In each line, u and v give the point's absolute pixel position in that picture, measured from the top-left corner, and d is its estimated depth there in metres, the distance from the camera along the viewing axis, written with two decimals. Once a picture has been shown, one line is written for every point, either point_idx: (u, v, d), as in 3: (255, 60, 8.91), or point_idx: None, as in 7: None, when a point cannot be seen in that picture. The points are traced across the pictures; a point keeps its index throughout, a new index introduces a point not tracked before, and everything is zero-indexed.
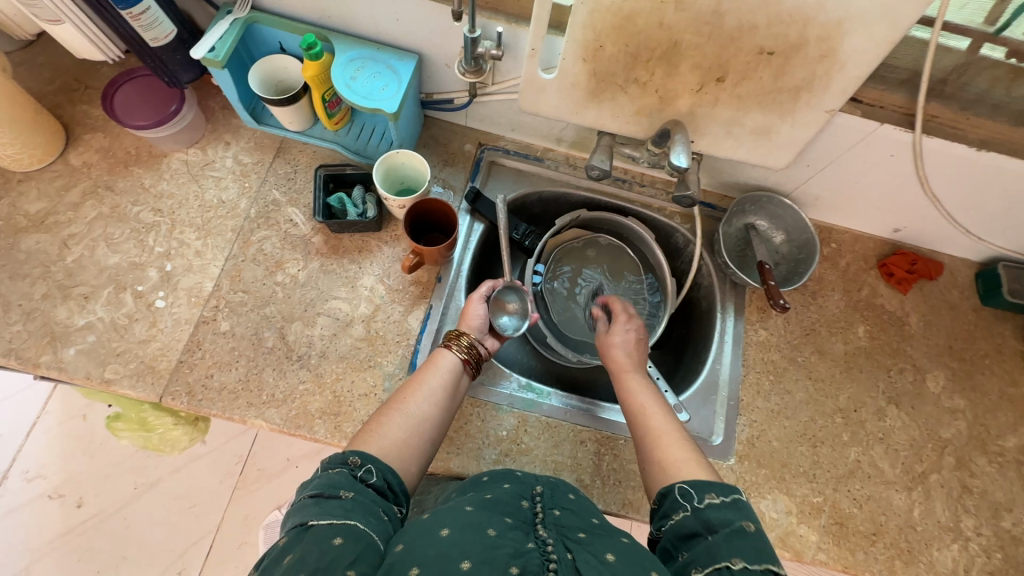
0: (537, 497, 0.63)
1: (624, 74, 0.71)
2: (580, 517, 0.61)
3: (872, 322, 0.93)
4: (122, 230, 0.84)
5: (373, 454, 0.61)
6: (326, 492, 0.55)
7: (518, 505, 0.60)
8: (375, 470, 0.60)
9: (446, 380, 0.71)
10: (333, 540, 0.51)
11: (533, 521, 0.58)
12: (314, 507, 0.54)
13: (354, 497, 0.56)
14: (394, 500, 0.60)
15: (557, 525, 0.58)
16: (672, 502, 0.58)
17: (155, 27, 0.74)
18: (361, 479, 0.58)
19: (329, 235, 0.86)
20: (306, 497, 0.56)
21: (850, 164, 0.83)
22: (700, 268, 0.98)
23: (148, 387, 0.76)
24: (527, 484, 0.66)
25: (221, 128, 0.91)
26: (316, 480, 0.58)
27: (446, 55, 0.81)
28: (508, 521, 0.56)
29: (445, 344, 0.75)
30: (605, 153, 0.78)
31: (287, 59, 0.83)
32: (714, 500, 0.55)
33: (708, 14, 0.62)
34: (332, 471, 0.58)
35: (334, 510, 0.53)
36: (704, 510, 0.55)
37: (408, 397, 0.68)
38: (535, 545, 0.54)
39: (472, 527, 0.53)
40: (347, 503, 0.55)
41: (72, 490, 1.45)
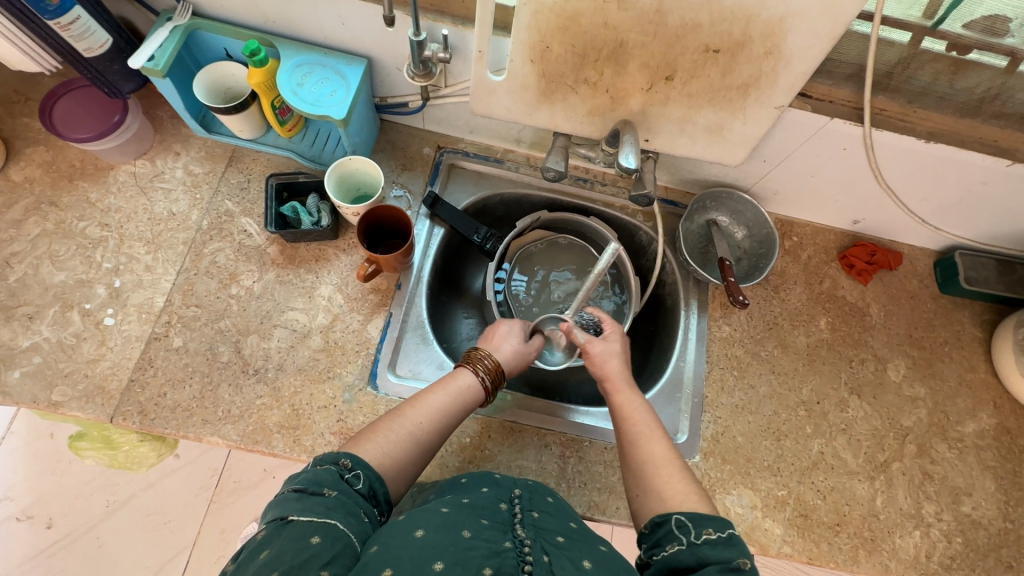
0: (516, 499, 0.63)
1: (573, 74, 0.70)
2: (560, 520, 0.61)
3: (834, 314, 0.94)
4: (67, 247, 0.81)
5: (366, 459, 0.60)
6: (309, 489, 0.54)
7: (496, 508, 0.59)
8: (364, 476, 0.58)
9: (459, 403, 0.69)
10: (310, 538, 0.49)
11: (511, 521, 0.58)
12: (296, 502, 0.53)
13: (338, 495, 0.54)
14: (379, 504, 0.58)
15: (535, 527, 0.58)
16: (668, 532, 0.56)
17: (87, 37, 0.70)
18: (348, 480, 0.57)
19: (285, 245, 0.85)
20: (289, 491, 0.55)
21: (804, 159, 0.83)
22: (664, 265, 0.98)
23: (98, 408, 0.74)
24: (507, 487, 0.66)
25: (170, 138, 0.89)
26: (301, 475, 0.56)
27: (396, 60, 0.80)
28: (484, 522, 0.55)
29: (470, 365, 0.72)
30: (560, 154, 0.78)
31: (234, 66, 0.81)
32: (711, 536, 0.54)
33: (651, 13, 0.62)
34: (319, 468, 0.57)
35: (314, 508, 0.52)
36: (699, 545, 0.54)
37: (419, 417, 0.65)
38: (511, 544, 0.53)
39: (444, 530, 0.52)
40: (329, 502, 0.53)
41: (41, 511, 1.42)
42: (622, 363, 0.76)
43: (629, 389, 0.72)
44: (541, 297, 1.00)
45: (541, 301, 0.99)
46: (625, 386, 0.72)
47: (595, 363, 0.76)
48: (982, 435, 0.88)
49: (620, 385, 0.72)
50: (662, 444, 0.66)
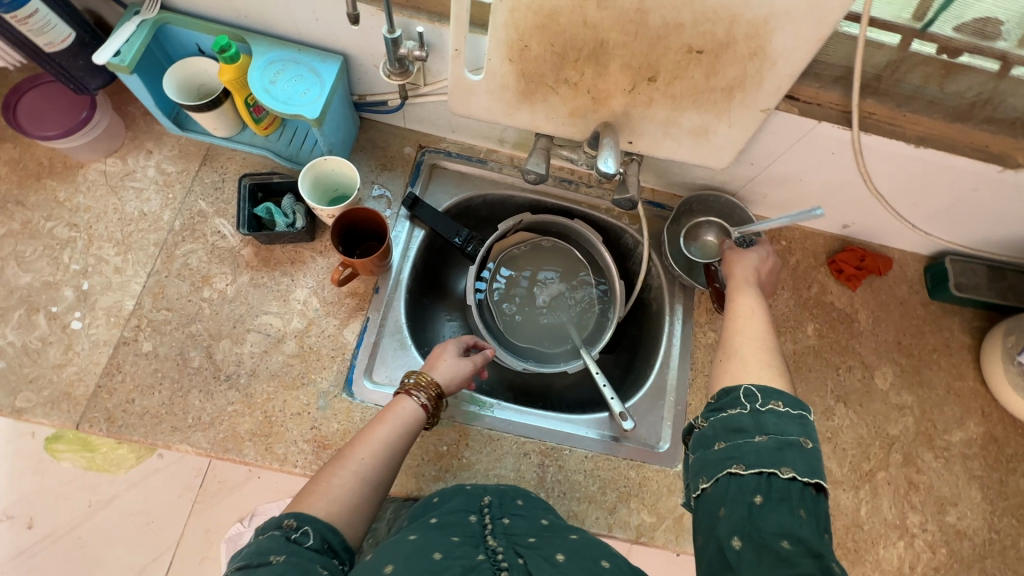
0: (485, 508, 0.61)
1: (554, 75, 0.68)
2: (530, 520, 0.60)
3: (822, 321, 0.92)
4: (34, 248, 0.79)
5: (313, 514, 0.55)
6: (254, 562, 0.50)
7: (466, 521, 0.58)
8: (313, 531, 0.54)
9: (406, 434, 0.65)
10: None
11: (483, 533, 0.57)
12: None
13: (288, 558, 0.50)
14: (338, 558, 0.54)
15: (507, 534, 0.57)
16: (733, 399, 0.57)
17: (47, 31, 0.68)
18: (297, 540, 0.53)
19: (259, 246, 0.82)
20: (235, 571, 0.50)
21: (792, 163, 0.81)
22: (650, 269, 0.96)
23: (63, 415, 0.72)
24: (476, 494, 0.64)
25: (142, 136, 0.86)
26: (245, 550, 0.52)
27: (373, 57, 0.77)
28: (454, 539, 0.54)
29: (408, 390, 0.68)
30: (541, 155, 0.76)
31: (206, 62, 0.78)
32: (779, 407, 0.55)
33: (631, 12, 0.59)
34: (263, 537, 0.53)
35: None
36: (763, 414, 0.55)
37: (364, 454, 0.61)
38: (485, 556, 0.53)
39: (416, 556, 0.51)
40: (278, 569, 0.49)
41: (21, 511, 1.40)
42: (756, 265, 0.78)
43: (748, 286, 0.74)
44: (525, 300, 0.98)
45: (525, 304, 0.98)
46: (744, 283, 0.74)
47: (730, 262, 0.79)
48: (970, 444, 0.87)
49: (743, 284, 0.74)
50: (759, 326, 0.68)
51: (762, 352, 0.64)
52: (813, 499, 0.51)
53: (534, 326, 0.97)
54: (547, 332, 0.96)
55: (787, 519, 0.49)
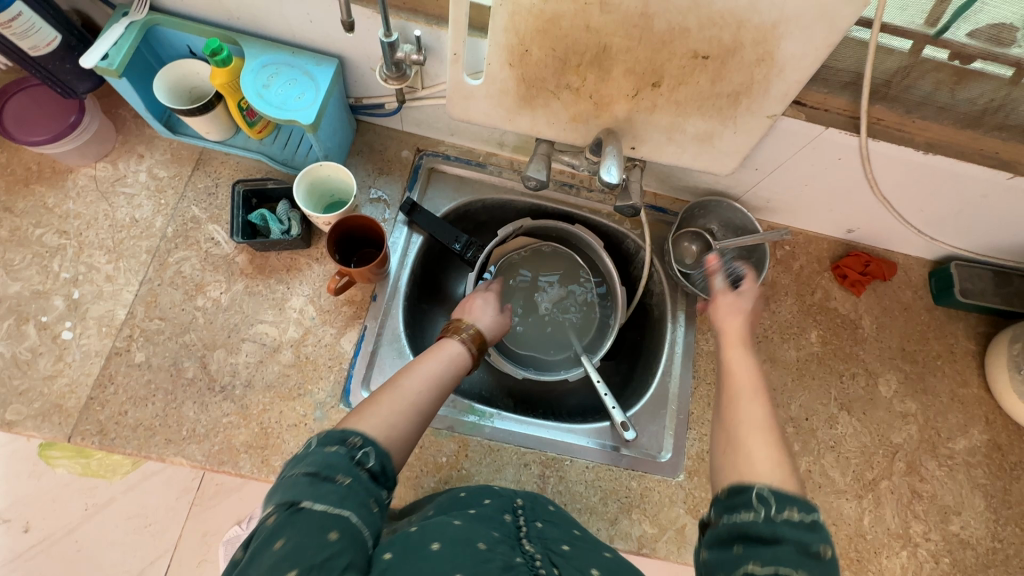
0: (519, 510, 0.62)
1: (555, 80, 0.67)
2: (563, 529, 0.60)
3: (825, 327, 0.91)
4: (23, 255, 0.77)
5: (376, 434, 0.52)
6: (321, 473, 0.47)
7: (503, 519, 0.58)
8: (376, 454, 0.50)
9: (451, 364, 0.64)
10: (328, 535, 0.44)
11: (517, 534, 0.57)
12: (307, 486, 0.46)
13: (353, 483, 0.47)
14: (391, 486, 0.51)
15: (541, 538, 0.57)
16: (746, 500, 0.46)
17: (32, 34, 0.66)
18: (360, 460, 0.49)
19: (254, 253, 0.81)
20: (299, 474, 0.47)
21: (797, 168, 0.80)
22: (652, 274, 0.94)
23: (55, 427, 0.70)
24: (508, 497, 0.65)
25: (133, 139, 0.84)
26: (308, 454, 0.48)
27: (369, 60, 0.75)
28: (496, 534, 0.54)
29: (456, 335, 0.69)
30: (542, 161, 0.74)
31: (198, 64, 0.76)
32: (796, 518, 0.44)
33: (635, 16, 0.58)
34: (328, 449, 0.49)
35: (329, 497, 0.45)
36: (778, 521, 0.44)
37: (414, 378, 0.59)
38: (522, 559, 0.52)
39: (460, 542, 0.50)
40: (343, 490, 0.46)
41: (17, 514, 1.40)
42: (748, 322, 0.63)
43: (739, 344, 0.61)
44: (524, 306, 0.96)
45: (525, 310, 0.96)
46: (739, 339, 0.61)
47: (716, 313, 0.65)
48: (974, 452, 0.86)
49: (733, 339, 0.61)
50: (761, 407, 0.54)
51: (762, 407, 0.54)
52: None
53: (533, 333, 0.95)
54: (547, 340, 0.95)
55: None
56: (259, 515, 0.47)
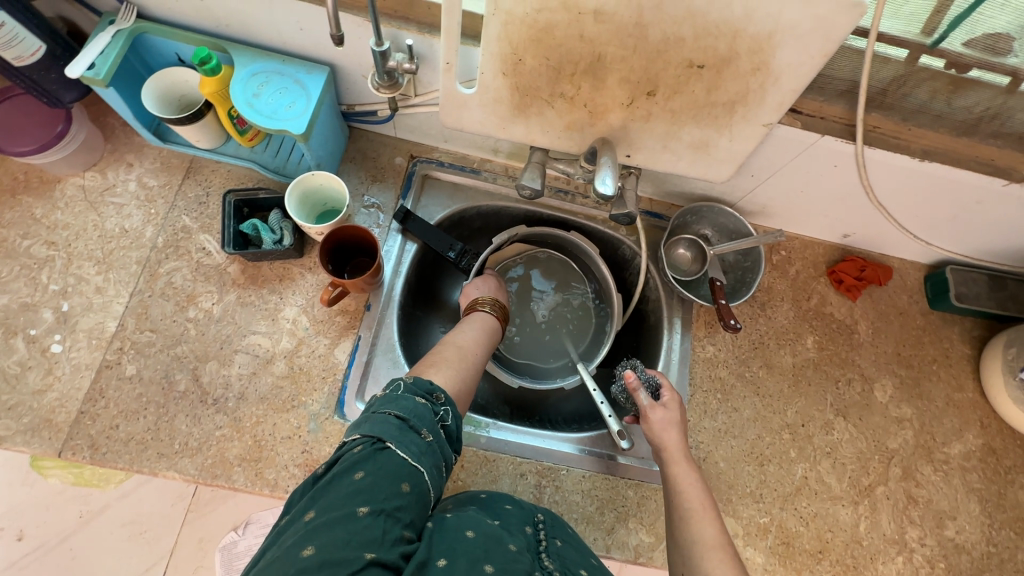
0: (540, 524, 0.64)
1: (549, 88, 0.66)
2: (581, 553, 0.63)
3: (821, 332, 0.91)
4: (10, 267, 0.76)
5: (451, 396, 0.62)
6: (411, 422, 0.55)
7: (524, 530, 0.62)
8: (452, 418, 0.60)
9: (484, 330, 0.77)
10: (402, 485, 0.52)
11: (537, 548, 0.60)
12: (397, 429, 0.54)
13: (431, 441, 0.56)
14: (454, 453, 0.60)
15: (559, 557, 0.60)
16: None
17: (14, 45, 0.64)
18: (439, 421, 0.58)
19: (246, 263, 0.80)
20: (392, 415, 0.55)
21: (793, 174, 0.79)
22: (648, 280, 0.94)
23: (45, 443, 0.69)
24: (529, 510, 0.66)
25: (122, 148, 0.83)
26: (402, 401, 0.57)
27: (361, 67, 0.74)
28: (522, 541, 0.59)
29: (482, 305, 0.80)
30: (536, 170, 0.74)
31: (187, 72, 0.75)
32: None
33: (630, 26, 0.57)
34: (418, 401, 0.58)
35: (412, 447, 0.54)
36: None
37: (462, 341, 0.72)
38: (541, 574, 0.56)
39: (493, 539, 0.56)
40: (422, 445, 0.55)
41: (10, 523, 1.39)
42: (682, 435, 0.70)
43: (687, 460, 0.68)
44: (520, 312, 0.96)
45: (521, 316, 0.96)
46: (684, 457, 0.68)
47: (652, 431, 0.71)
48: (968, 457, 0.87)
49: (677, 456, 0.68)
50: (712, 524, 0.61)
51: (713, 524, 0.61)
52: None
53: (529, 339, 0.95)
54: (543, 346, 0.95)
55: None
56: (343, 442, 0.55)
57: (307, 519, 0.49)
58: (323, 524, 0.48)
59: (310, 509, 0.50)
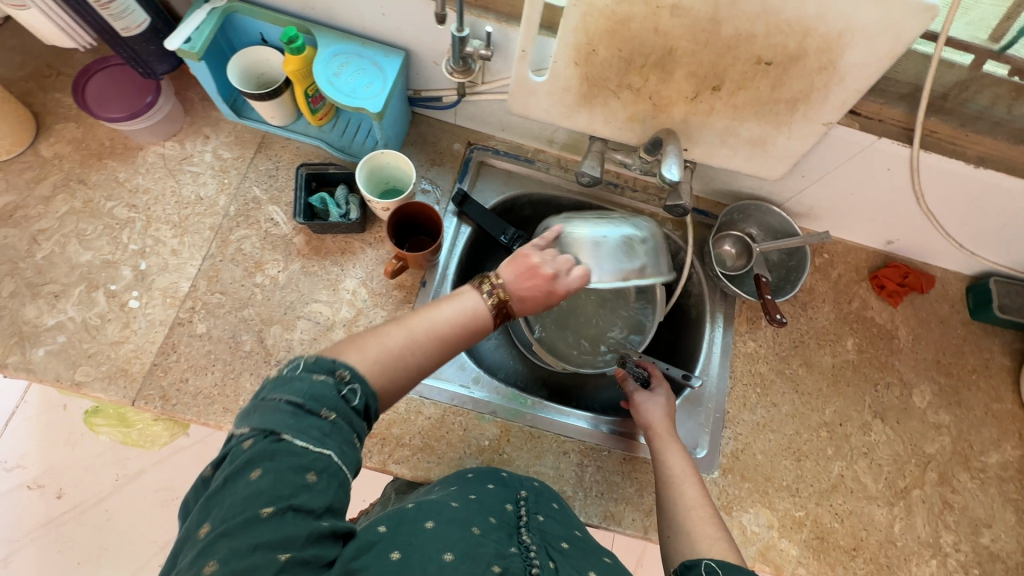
0: (522, 501, 0.64)
1: (617, 79, 0.69)
2: (564, 527, 0.63)
3: (862, 335, 0.92)
4: (95, 226, 0.81)
5: (362, 371, 0.50)
6: (307, 407, 0.46)
7: (503, 508, 0.61)
8: (361, 392, 0.49)
9: (462, 324, 0.56)
10: (309, 474, 0.44)
11: (517, 524, 0.60)
12: (290, 419, 0.45)
13: (337, 420, 0.47)
14: (371, 425, 0.51)
15: (540, 530, 0.60)
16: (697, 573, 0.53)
17: (125, 16, 0.69)
18: (345, 397, 0.48)
19: (311, 235, 0.84)
20: (282, 402, 0.46)
21: (845, 176, 0.81)
22: (691, 276, 0.96)
23: (120, 390, 0.74)
24: (513, 487, 0.67)
25: (200, 121, 0.88)
26: (295, 384, 0.47)
27: (435, 53, 0.78)
28: (492, 521, 0.57)
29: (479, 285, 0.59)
30: (596, 158, 0.77)
31: (269, 52, 0.80)
32: None
33: (705, 21, 0.60)
34: (316, 380, 0.47)
35: (311, 433, 0.45)
36: None
37: (415, 329, 0.54)
38: (518, 549, 0.55)
39: (456, 524, 0.54)
40: (326, 427, 0.46)
41: (51, 481, 1.44)
42: (667, 414, 0.76)
43: (674, 439, 0.72)
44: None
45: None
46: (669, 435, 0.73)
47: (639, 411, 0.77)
48: (1006, 467, 0.87)
49: (660, 431, 0.73)
50: (695, 488, 0.65)
51: (696, 489, 0.64)
52: None
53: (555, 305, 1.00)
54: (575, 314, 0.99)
55: None
56: (233, 436, 0.46)
57: (201, 534, 0.42)
58: (220, 534, 0.41)
59: (205, 522, 0.43)
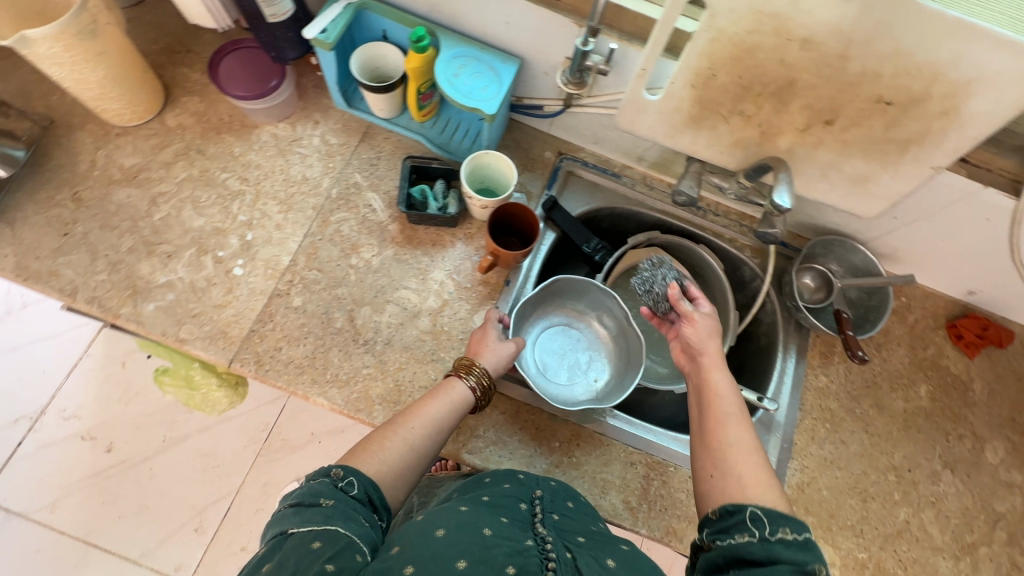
0: (536, 500, 0.63)
1: (730, 105, 0.71)
2: (580, 523, 0.62)
3: (935, 383, 0.91)
4: (209, 195, 0.85)
5: (355, 466, 0.60)
6: (306, 501, 0.54)
7: (516, 507, 0.60)
8: (357, 482, 0.58)
9: (455, 413, 0.70)
10: (311, 544, 0.50)
11: (532, 521, 0.59)
12: (294, 516, 0.53)
13: (334, 504, 0.54)
14: (377, 510, 0.58)
15: (557, 528, 0.59)
16: (739, 521, 0.51)
17: (275, 4, 0.74)
18: (342, 489, 0.57)
19: (405, 225, 0.87)
20: (286, 507, 0.54)
21: (940, 222, 0.81)
22: (764, 304, 0.97)
23: (219, 351, 0.78)
24: (528, 486, 0.66)
25: (312, 107, 0.93)
26: (297, 491, 0.56)
27: (548, 64, 0.82)
28: (503, 520, 0.56)
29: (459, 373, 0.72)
30: (693, 179, 0.81)
31: (389, 48, 0.84)
32: (788, 537, 0.49)
33: (833, 57, 0.61)
34: (314, 482, 0.57)
35: (313, 517, 0.52)
36: (773, 543, 0.48)
37: (415, 425, 0.66)
38: (533, 542, 0.55)
39: (467, 528, 0.53)
40: (326, 510, 0.53)
41: (103, 434, 1.49)
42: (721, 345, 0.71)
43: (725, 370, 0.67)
44: (596, 347, 0.95)
45: (598, 351, 0.95)
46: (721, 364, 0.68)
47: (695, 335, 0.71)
48: None
49: (717, 363, 0.68)
50: (744, 429, 0.60)
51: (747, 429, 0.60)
52: None
53: (613, 370, 0.93)
54: (630, 361, 0.90)
55: None
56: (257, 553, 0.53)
57: None
58: None
59: None
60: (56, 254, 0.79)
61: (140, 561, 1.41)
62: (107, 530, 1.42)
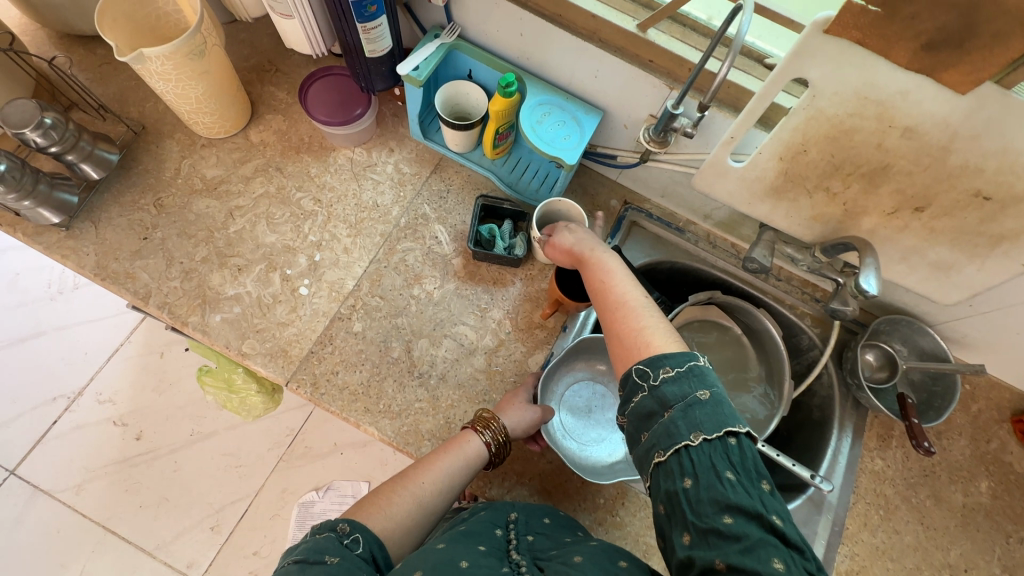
0: (511, 523, 0.64)
1: (816, 180, 0.70)
2: (553, 539, 0.63)
3: (997, 479, 0.87)
4: (283, 212, 0.87)
5: (361, 525, 0.59)
6: (311, 558, 0.51)
7: (492, 534, 0.61)
8: (362, 540, 0.57)
9: (467, 468, 0.69)
10: None
11: (507, 547, 0.59)
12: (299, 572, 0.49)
13: (340, 563, 0.51)
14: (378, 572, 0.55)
15: (530, 550, 0.60)
16: (632, 384, 0.55)
17: (375, 41, 0.77)
18: (348, 545, 0.55)
19: (469, 260, 0.88)
20: (289, 563, 0.51)
21: (1019, 316, 0.78)
22: (821, 375, 0.96)
23: (278, 369, 0.79)
24: (504, 510, 0.66)
25: (388, 134, 0.95)
26: (301, 546, 0.53)
27: (629, 118, 0.82)
28: (480, 549, 0.56)
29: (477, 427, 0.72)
30: (766, 248, 0.79)
31: (472, 87, 0.85)
32: (669, 374, 0.52)
33: (934, 147, 0.60)
34: (319, 537, 0.54)
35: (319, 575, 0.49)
36: (659, 387, 0.52)
37: (425, 480, 0.66)
38: (510, 569, 0.55)
39: (443, 565, 0.51)
40: (333, 568, 0.50)
41: (134, 422, 1.51)
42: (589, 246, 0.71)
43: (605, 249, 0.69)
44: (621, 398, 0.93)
45: None
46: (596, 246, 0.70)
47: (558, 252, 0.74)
48: None
49: (586, 250, 0.70)
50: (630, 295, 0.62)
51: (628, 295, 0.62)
52: (734, 453, 0.49)
53: None
54: None
55: (717, 487, 0.47)
56: None
57: None
58: None
59: None
60: (134, 256, 0.82)
61: (154, 553, 1.42)
62: (126, 518, 1.44)
